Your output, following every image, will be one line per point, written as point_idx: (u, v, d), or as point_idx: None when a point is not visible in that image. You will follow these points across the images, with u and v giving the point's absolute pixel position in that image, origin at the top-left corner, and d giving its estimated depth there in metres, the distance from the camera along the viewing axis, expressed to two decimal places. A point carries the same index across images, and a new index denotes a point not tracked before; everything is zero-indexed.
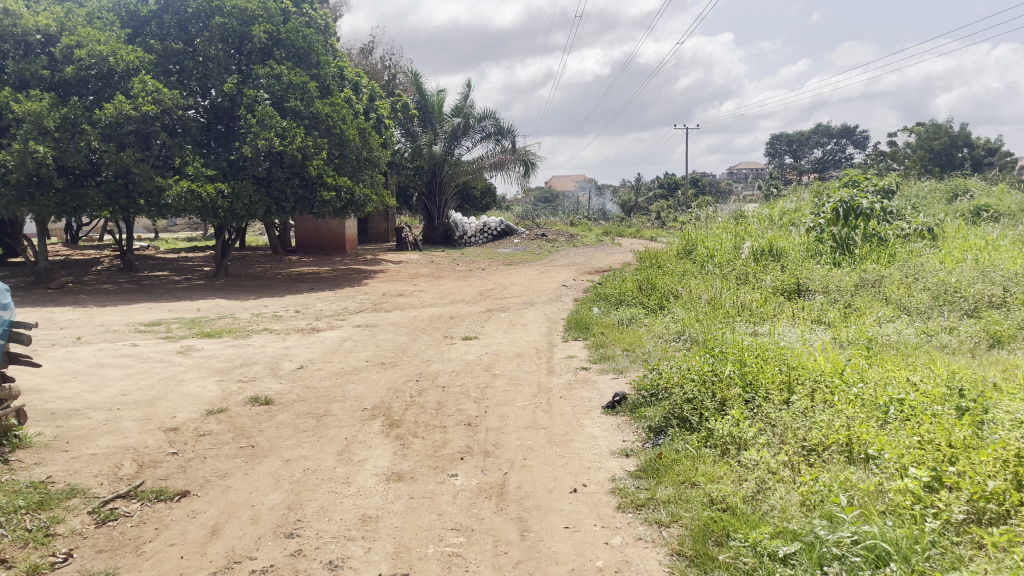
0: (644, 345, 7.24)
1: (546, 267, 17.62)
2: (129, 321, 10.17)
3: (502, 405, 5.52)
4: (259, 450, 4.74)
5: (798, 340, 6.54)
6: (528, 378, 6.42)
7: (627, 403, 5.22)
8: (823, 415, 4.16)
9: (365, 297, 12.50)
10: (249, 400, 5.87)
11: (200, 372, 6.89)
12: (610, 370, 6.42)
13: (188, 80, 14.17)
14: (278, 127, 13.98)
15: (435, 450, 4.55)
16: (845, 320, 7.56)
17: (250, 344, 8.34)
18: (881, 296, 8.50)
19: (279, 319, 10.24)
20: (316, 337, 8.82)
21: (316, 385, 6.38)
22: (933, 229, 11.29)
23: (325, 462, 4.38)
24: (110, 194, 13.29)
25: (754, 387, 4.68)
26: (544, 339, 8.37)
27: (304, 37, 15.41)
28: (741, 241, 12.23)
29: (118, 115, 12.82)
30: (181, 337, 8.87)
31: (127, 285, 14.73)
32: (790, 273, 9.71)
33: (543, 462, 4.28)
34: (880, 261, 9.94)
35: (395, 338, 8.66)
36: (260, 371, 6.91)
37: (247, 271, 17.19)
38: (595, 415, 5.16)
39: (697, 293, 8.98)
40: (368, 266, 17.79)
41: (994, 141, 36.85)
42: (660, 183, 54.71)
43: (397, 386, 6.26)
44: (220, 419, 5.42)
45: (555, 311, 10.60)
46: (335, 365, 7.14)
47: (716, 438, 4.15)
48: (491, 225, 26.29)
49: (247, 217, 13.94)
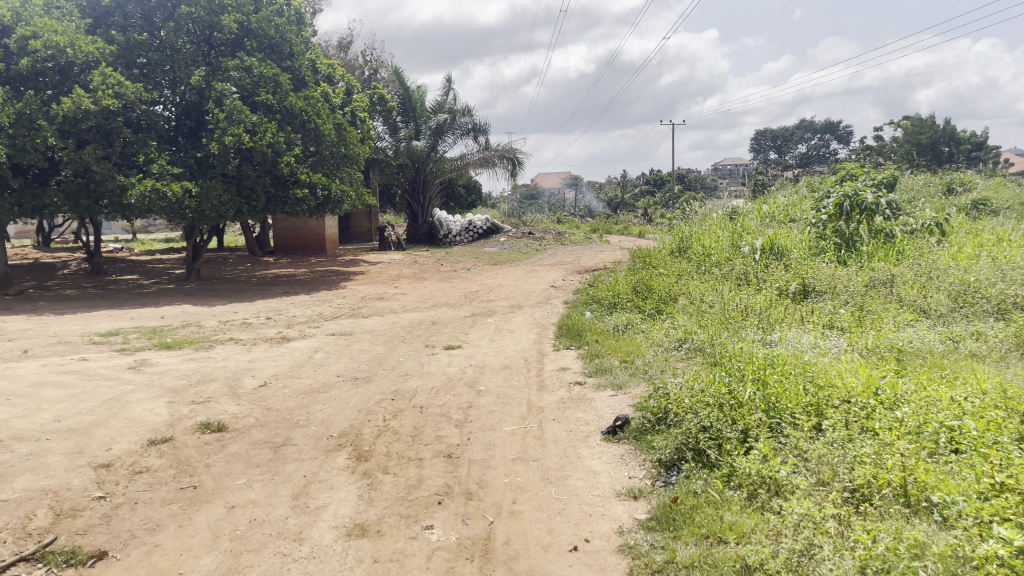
0: (643, 356, 6.61)
1: (533, 266, 16.94)
2: (84, 332, 9.38)
3: (487, 430, 4.83)
4: (202, 492, 4.03)
5: (814, 349, 5.89)
6: (515, 395, 5.74)
7: (630, 428, 4.55)
8: (869, 449, 3.49)
9: (342, 301, 11.80)
10: (199, 428, 5.14)
11: (151, 392, 6.15)
12: (608, 386, 5.74)
13: (152, 72, 13.31)
14: (247, 122, 13.26)
15: (407, 491, 3.86)
16: (860, 325, 6.92)
17: (211, 356, 7.60)
18: (894, 297, 7.89)
19: (248, 327, 9.49)
20: (285, 347, 8.10)
21: (278, 407, 5.65)
22: (941, 223, 10.65)
23: (277, 509, 3.69)
24: (70, 194, 12.47)
25: (781, 410, 4.02)
26: (532, 348, 7.68)
27: (276, 27, 14.72)
28: (739, 238, 11.57)
29: (76, 110, 12.06)
30: (137, 350, 8.11)
31: (91, 290, 13.92)
32: (795, 272, 9.07)
33: (535, 507, 3.60)
34: (889, 259, 9.33)
35: (371, 348, 7.94)
36: (217, 390, 6.18)
37: (220, 273, 16.42)
38: (593, 443, 4.48)
39: (698, 296, 8.32)
40: (347, 268, 17.02)
41: (980, 135, 36.43)
42: (646, 180, 54.25)
43: (369, 406, 5.56)
44: (163, 451, 4.71)
45: (544, 316, 9.90)
46: (301, 382, 6.42)
47: (741, 479, 3.48)
48: (477, 223, 25.31)
49: (216, 218, 13.17)
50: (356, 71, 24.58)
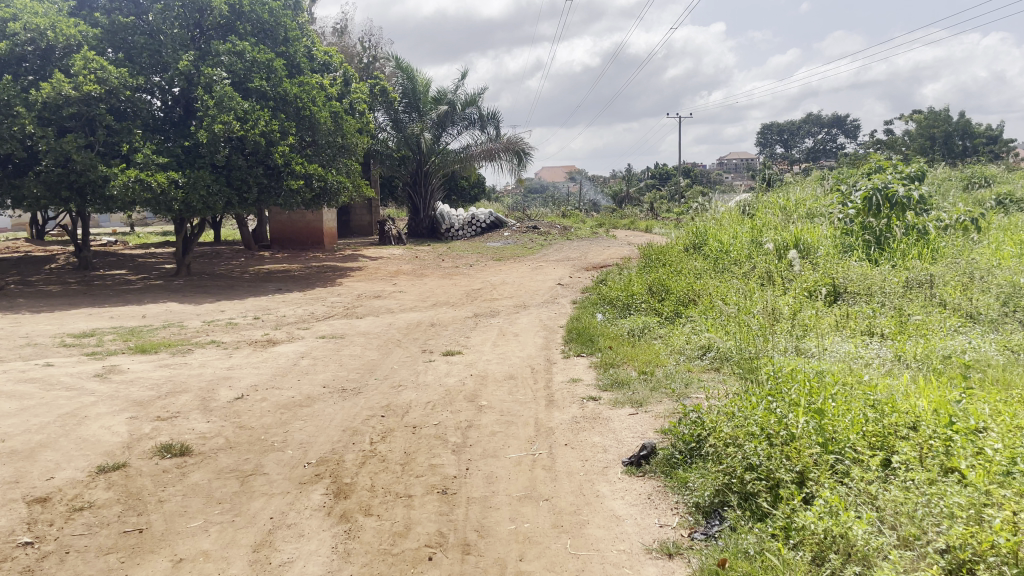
0: (665, 366, 5.97)
1: (539, 262, 16.24)
2: (57, 332, 8.73)
3: (489, 459, 4.16)
4: (148, 538, 3.37)
5: (861, 362, 5.22)
6: (521, 413, 5.07)
7: (658, 459, 3.88)
8: (962, 499, 2.81)
9: (337, 299, 11.12)
10: (158, 451, 4.48)
11: (113, 406, 5.48)
12: (626, 403, 5.07)
13: (138, 56, 12.63)
14: (239, 109, 12.58)
15: (392, 541, 3.20)
16: (905, 332, 6.24)
17: (187, 363, 6.93)
18: (936, 298, 7.21)
19: (233, 328, 8.82)
20: (270, 351, 7.43)
21: (253, 425, 5.00)
22: (975, 219, 10.05)
23: (232, 567, 3.03)
24: (50, 185, 11.90)
25: (844, 443, 3.36)
26: (539, 354, 7.01)
27: (270, 10, 14.09)
28: (759, 233, 10.89)
29: (56, 96, 11.42)
30: (108, 354, 7.44)
31: (75, 286, 13.28)
32: (823, 272, 8.37)
33: (547, 567, 2.94)
34: (924, 257, 8.66)
35: (363, 354, 7.26)
36: (188, 403, 5.52)
37: (212, 269, 15.76)
38: (614, 478, 3.81)
39: (722, 296, 7.67)
40: (345, 263, 16.35)
41: (994, 129, 35.62)
42: (651, 174, 53.57)
43: (355, 426, 4.89)
44: (114, 481, 4.06)
45: (551, 317, 9.22)
46: (283, 395, 5.74)
47: (804, 537, 2.82)
48: (480, 218, 24.53)
49: (205, 210, 12.45)
50: (355, 60, 23.98)
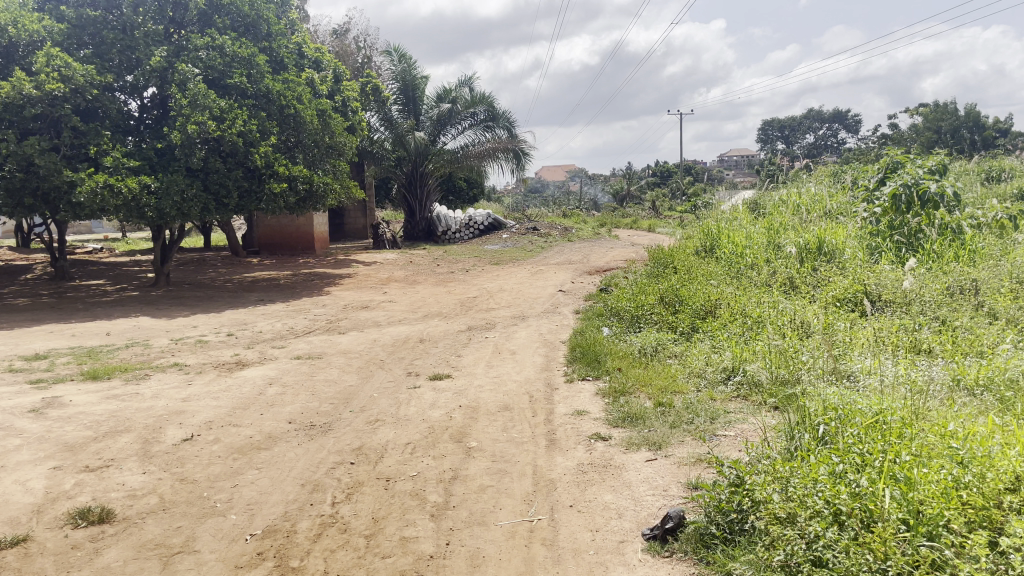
0: (685, 394, 5.15)
1: (538, 266, 15.41)
2: (8, 355, 7.89)
3: (477, 528, 3.35)
4: None
5: (918, 388, 4.34)
6: (516, 458, 4.25)
7: (688, 534, 3.07)
8: None
9: (321, 312, 10.32)
10: (73, 517, 3.67)
11: (37, 453, 4.64)
12: (643, 445, 4.24)
13: (108, 53, 11.75)
14: (214, 108, 11.75)
15: None
16: (963, 351, 5.36)
17: (140, 392, 6.11)
18: (986, 308, 6.37)
19: (202, 348, 7.99)
20: (235, 377, 6.60)
21: (196, 477, 4.19)
22: (1013, 217, 9.19)
23: None
24: (13, 192, 11.10)
25: (937, 523, 2.49)
26: (539, 378, 6.20)
27: (252, 4, 13.28)
28: (775, 233, 10.05)
29: (17, 96, 10.60)
30: (54, 382, 6.60)
31: (45, 299, 12.48)
32: (853, 277, 7.53)
33: None
34: (962, 260, 7.81)
35: (340, 379, 6.44)
36: (128, 447, 4.70)
37: (195, 278, 14.97)
38: (633, 560, 3.00)
39: (742, 307, 6.86)
40: (335, 270, 15.54)
41: (1002, 121, 34.84)
42: (652, 173, 52.82)
43: (316, 479, 4.07)
44: (4, 565, 3.23)
45: (553, 330, 8.40)
46: (239, 434, 4.92)
47: None
48: (477, 219, 23.74)
49: (180, 217, 11.62)
50: (350, 60, 23.19)
